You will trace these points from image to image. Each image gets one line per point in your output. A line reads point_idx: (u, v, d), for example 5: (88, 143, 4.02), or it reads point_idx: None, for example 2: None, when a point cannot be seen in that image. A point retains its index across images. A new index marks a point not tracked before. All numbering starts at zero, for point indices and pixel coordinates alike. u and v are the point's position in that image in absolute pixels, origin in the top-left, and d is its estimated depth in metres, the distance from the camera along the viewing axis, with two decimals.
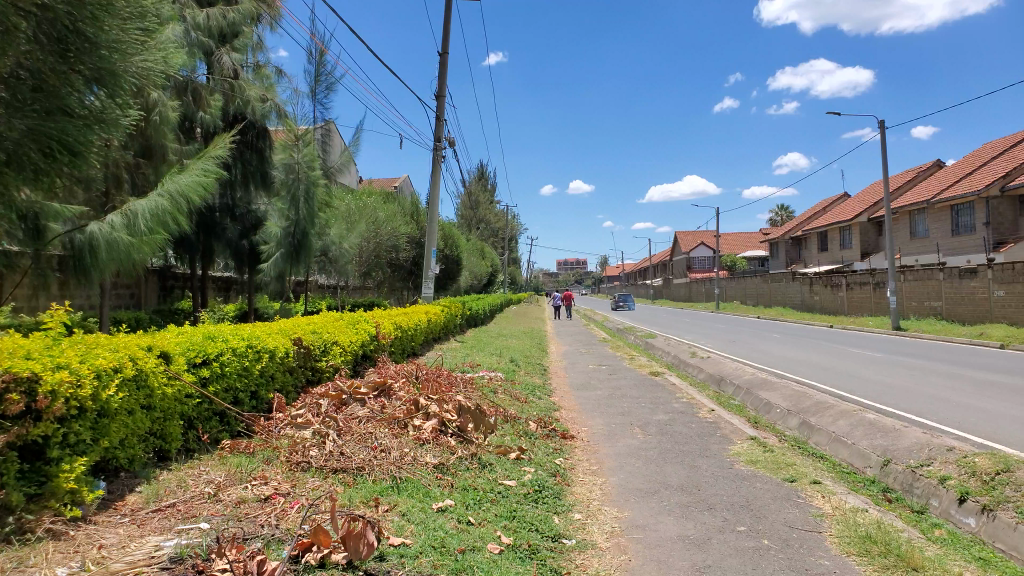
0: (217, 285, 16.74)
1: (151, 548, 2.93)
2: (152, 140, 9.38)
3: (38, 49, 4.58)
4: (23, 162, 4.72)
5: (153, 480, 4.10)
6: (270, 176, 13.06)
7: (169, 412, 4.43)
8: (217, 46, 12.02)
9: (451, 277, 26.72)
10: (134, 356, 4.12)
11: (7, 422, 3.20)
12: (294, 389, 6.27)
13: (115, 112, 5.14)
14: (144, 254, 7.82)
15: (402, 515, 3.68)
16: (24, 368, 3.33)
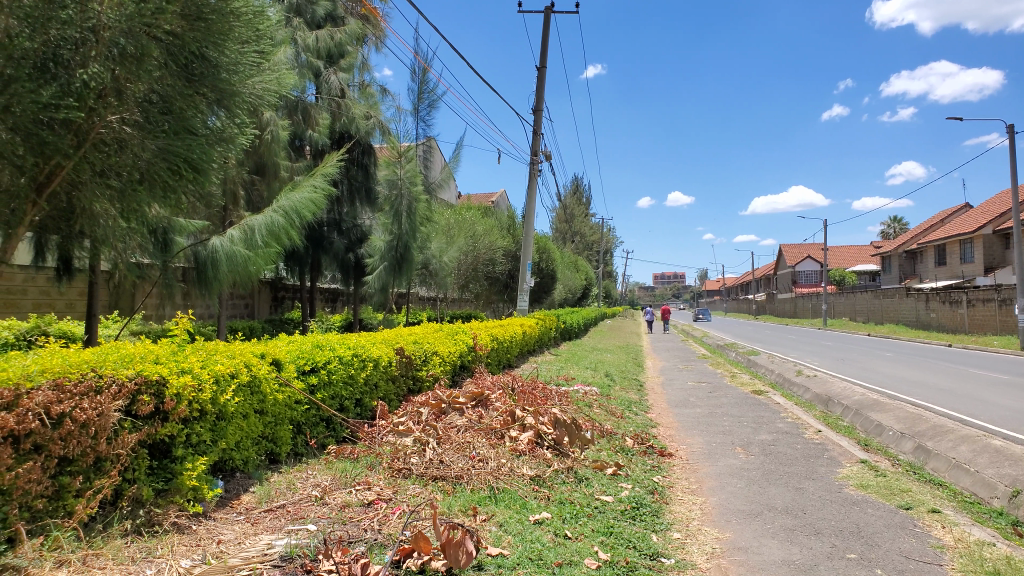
0: (324, 296, 17.45)
1: (264, 546, 3.06)
2: (265, 158, 9.89)
3: (169, 79, 5.30)
4: (154, 181, 5.62)
5: (265, 481, 4.31)
6: (374, 191, 13.51)
7: (279, 417, 4.64)
8: (325, 66, 12.59)
9: (546, 290, 26.79)
10: (249, 363, 4.35)
11: (139, 422, 3.44)
12: (396, 397, 6.44)
13: (232, 130, 5.94)
14: (259, 266, 8.25)
15: (500, 526, 3.70)
16: (154, 372, 3.55)
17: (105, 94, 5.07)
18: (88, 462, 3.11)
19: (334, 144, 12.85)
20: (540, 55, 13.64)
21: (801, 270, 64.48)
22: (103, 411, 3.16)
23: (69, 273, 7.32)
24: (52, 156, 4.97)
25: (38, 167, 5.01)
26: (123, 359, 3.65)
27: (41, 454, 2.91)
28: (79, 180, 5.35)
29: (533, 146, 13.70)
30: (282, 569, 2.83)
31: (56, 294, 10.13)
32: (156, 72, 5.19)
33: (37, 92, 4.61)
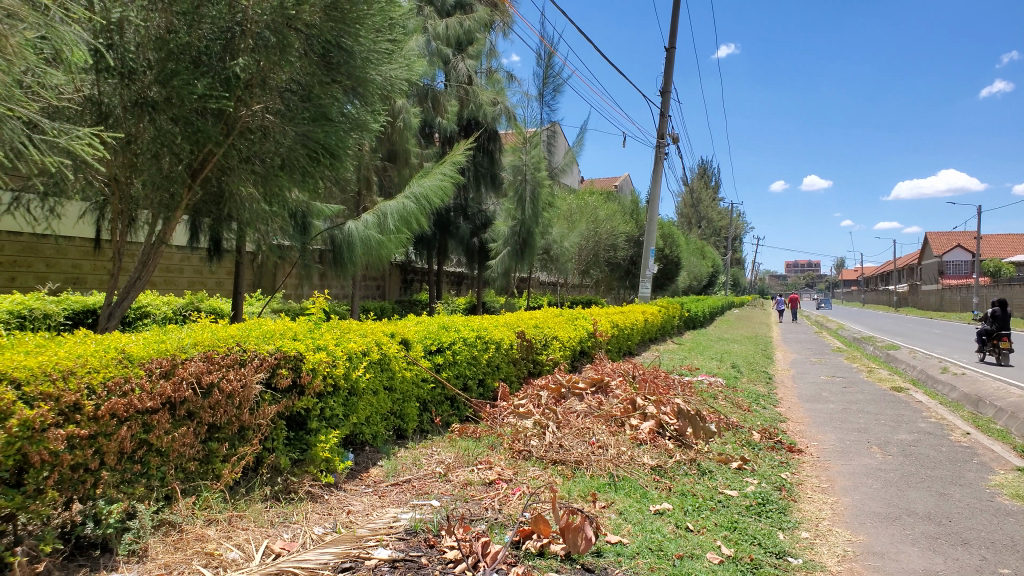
0: (449, 279, 17.90)
1: (390, 519, 3.16)
2: (396, 145, 10.21)
3: (308, 67, 5.62)
4: (294, 166, 5.99)
5: (392, 455, 4.47)
6: (499, 177, 13.68)
7: (407, 395, 4.80)
8: (455, 54, 12.81)
9: (670, 277, 26.22)
10: (379, 342, 4.52)
11: (278, 394, 3.66)
12: (517, 379, 6.51)
13: (366, 117, 6.14)
14: (390, 249, 8.53)
15: (620, 514, 3.67)
16: (293, 348, 3.74)
17: (251, 84, 5.51)
18: (233, 430, 3.34)
19: (460, 130, 13.07)
20: (669, 35, 13.26)
21: (950, 261, 59.74)
22: (246, 382, 3.37)
23: (220, 254, 7.88)
24: (204, 144, 5.49)
25: (193, 154, 5.56)
26: (265, 335, 3.87)
27: (193, 420, 3.15)
28: (228, 166, 5.82)
29: (660, 129, 13.37)
30: (407, 542, 2.91)
31: (209, 273, 10.96)
32: (296, 61, 5.52)
33: (192, 83, 5.13)
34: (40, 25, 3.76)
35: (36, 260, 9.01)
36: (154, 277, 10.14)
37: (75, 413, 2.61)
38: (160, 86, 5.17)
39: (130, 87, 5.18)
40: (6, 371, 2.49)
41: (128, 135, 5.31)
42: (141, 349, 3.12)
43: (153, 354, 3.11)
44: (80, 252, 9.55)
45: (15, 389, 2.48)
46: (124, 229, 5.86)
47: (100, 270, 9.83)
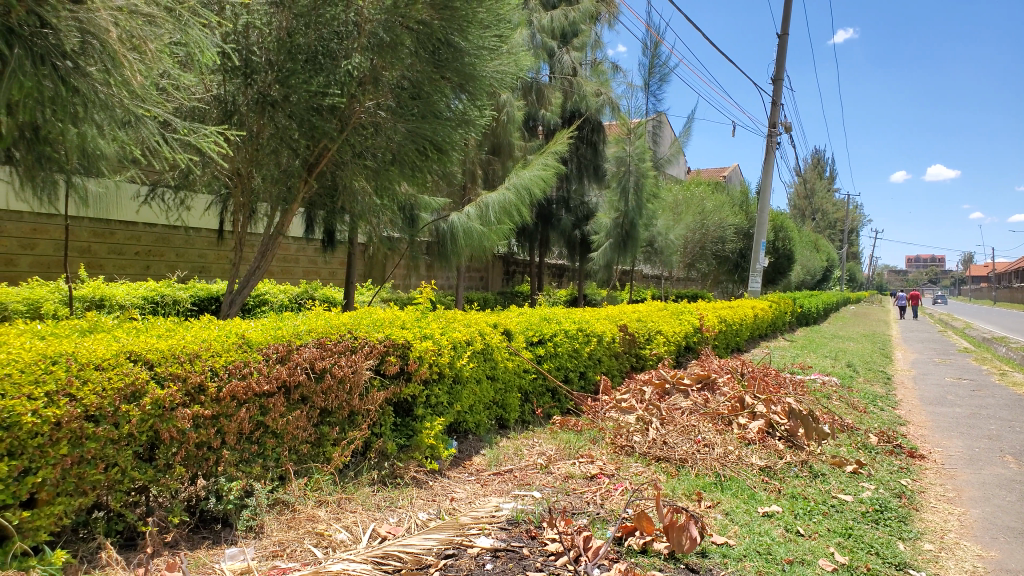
0: (552, 270, 17.92)
1: (493, 508, 3.17)
2: (501, 138, 10.29)
3: (418, 65, 5.70)
4: (404, 160, 6.13)
5: (494, 444, 4.51)
6: (603, 168, 13.55)
7: (509, 385, 4.83)
8: (560, 46, 12.78)
9: (781, 271, 25.22)
10: (483, 333, 4.57)
11: (387, 380, 3.76)
12: (619, 373, 6.43)
13: (473, 111, 6.20)
14: (493, 241, 8.59)
15: (726, 514, 3.56)
16: (401, 337, 3.84)
17: (364, 82, 5.71)
18: (343, 415, 3.47)
19: (564, 122, 13.02)
20: (784, 20, 12.71)
21: None
22: (357, 368, 3.48)
23: (332, 245, 8.19)
24: (321, 139, 5.71)
25: (310, 149, 5.80)
26: (375, 323, 3.98)
27: (306, 404, 3.28)
28: (342, 161, 6.03)
29: (772, 118, 12.84)
30: (509, 532, 2.93)
31: (322, 263, 11.42)
32: (407, 58, 5.63)
33: (309, 81, 5.43)
34: (174, 29, 3.99)
35: (167, 250, 9.65)
36: (272, 267, 10.66)
37: (200, 394, 2.79)
38: (280, 85, 5.49)
39: (252, 85, 5.58)
40: (141, 353, 2.68)
41: (251, 131, 5.67)
42: (260, 335, 3.27)
43: (271, 340, 3.26)
44: (206, 242, 10.13)
45: (148, 369, 2.66)
46: (245, 221, 6.17)
47: (223, 260, 10.42)
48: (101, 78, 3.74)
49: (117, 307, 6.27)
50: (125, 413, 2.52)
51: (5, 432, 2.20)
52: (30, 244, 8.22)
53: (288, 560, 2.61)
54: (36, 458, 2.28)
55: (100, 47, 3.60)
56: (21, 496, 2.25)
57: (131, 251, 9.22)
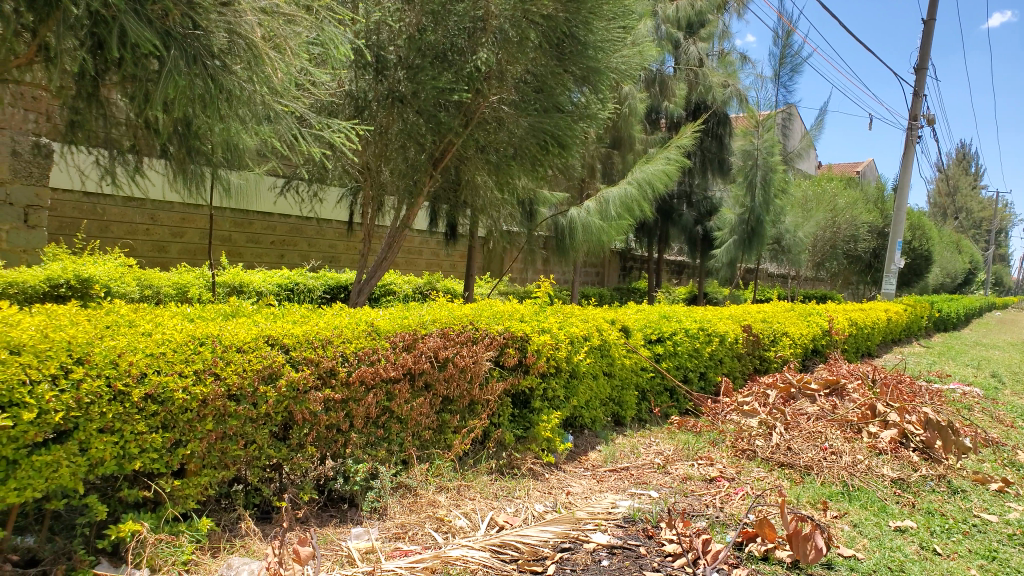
0: (671, 267, 17.57)
1: (609, 505, 3.13)
2: (622, 131, 10.19)
3: (541, 59, 5.72)
4: (525, 154, 6.19)
5: (611, 441, 4.47)
6: (728, 162, 13.12)
7: (626, 382, 4.78)
8: (686, 37, 12.49)
9: (919, 273, 23.56)
10: (601, 328, 4.54)
11: (505, 372, 3.81)
12: (741, 375, 6.22)
13: (595, 105, 6.17)
14: (612, 236, 8.49)
15: (854, 526, 3.37)
16: (520, 329, 3.86)
17: (489, 77, 5.79)
18: (463, 404, 3.54)
19: (688, 115, 12.73)
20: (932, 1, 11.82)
21: None
22: (477, 359, 3.54)
23: (454, 238, 8.39)
24: (446, 134, 5.90)
25: (436, 144, 5.98)
26: (495, 315, 4.03)
27: (429, 392, 3.37)
28: (466, 155, 6.20)
29: (914, 108, 12.01)
30: (625, 530, 2.89)
31: (444, 256, 11.70)
32: (532, 53, 5.67)
33: (437, 79, 5.61)
34: (312, 27, 4.17)
35: (300, 240, 10.18)
36: (397, 258, 11.04)
37: (331, 377, 2.92)
38: (409, 82, 5.74)
39: (383, 81, 5.86)
40: (278, 337, 2.83)
41: (380, 126, 5.97)
42: (387, 323, 3.38)
43: (398, 328, 3.36)
44: (336, 234, 10.62)
45: (284, 353, 2.81)
46: (373, 213, 6.41)
47: (352, 251, 10.87)
48: (246, 76, 3.97)
49: (255, 293, 6.67)
50: (263, 394, 2.68)
51: (159, 406, 2.40)
52: (180, 233, 8.88)
53: (409, 542, 2.69)
54: (186, 432, 2.47)
55: (245, 47, 3.84)
56: (173, 466, 2.45)
57: (269, 240, 9.81)
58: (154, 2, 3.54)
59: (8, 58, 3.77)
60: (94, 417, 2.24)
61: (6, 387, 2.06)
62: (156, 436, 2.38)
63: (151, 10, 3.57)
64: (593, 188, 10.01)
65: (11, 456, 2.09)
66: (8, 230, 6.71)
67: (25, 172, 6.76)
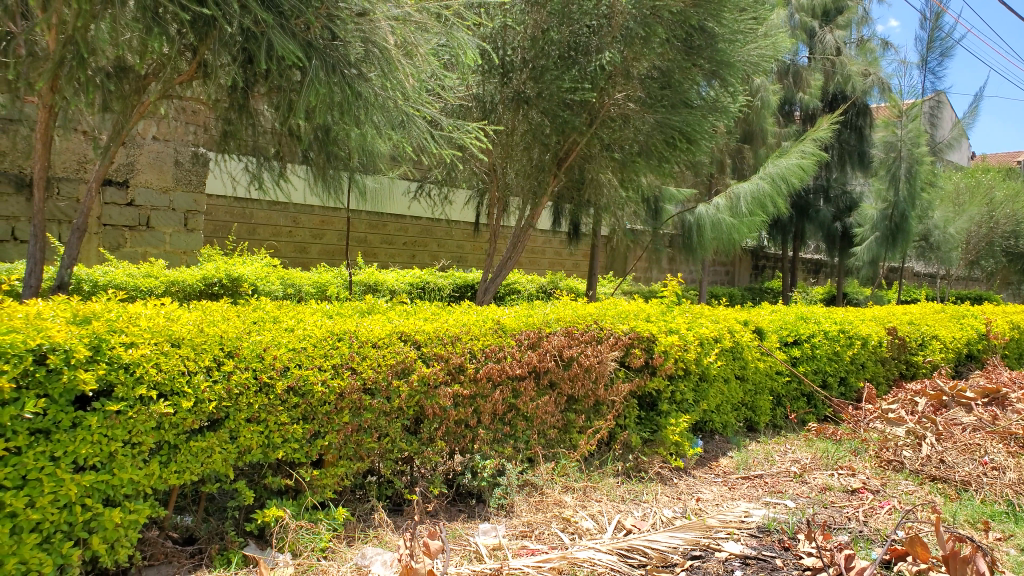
0: (806, 266, 16.73)
1: (742, 513, 3.00)
2: (753, 125, 9.83)
3: (669, 54, 5.63)
4: (651, 152, 6.07)
5: (743, 448, 4.30)
6: (869, 155, 12.26)
7: (760, 386, 4.58)
8: (822, 25, 11.89)
9: None
10: (732, 329, 4.37)
11: (632, 372, 3.74)
12: (886, 381, 5.82)
13: (725, 99, 6.01)
14: (744, 234, 8.17)
15: (1022, 551, 3.06)
16: (646, 329, 3.78)
17: (615, 74, 5.74)
18: (589, 404, 3.50)
19: (825, 106, 12.09)
20: None
21: None
22: (602, 358, 3.49)
23: (578, 237, 8.37)
24: (571, 134, 5.89)
25: (561, 144, 5.99)
26: (620, 315, 3.96)
27: (554, 390, 3.36)
28: (591, 154, 6.16)
29: None
30: (760, 540, 2.76)
31: (567, 255, 11.69)
32: (659, 48, 5.57)
33: (562, 78, 5.63)
34: (442, 33, 4.29)
35: (430, 241, 10.48)
36: (521, 257, 11.16)
37: (460, 373, 2.97)
38: (534, 82, 5.75)
39: (509, 84, 5.88)
40: (411, 334, 2.91)
41: (507, 128, 6.00)
42: (513, 321, 3.40)
43: (523, 326, 3.37)
44: (463, 234, 10.85)
45: (416, 349, 2.89)
46: (499, 213, 6.49)
47: (479, 251, 11.06)
48: (380, 83, 4.11)
49: (389, 292, 6.92)
50: (396, 388, 2.76)
51: (300, 399, 2.52)
52: (319, 234, 9.34)
53: (536, 541, 2.70)
54: (324, 424, 2.59)
55: (379, 54, 3.99)
56: (312, 456, 2.58)
57: (400, 241, 10.16)
58: (298, 17, 3.80)
59: (172, 75, 4.13)
60: (243, 408, 2.40)
61: (168, 376, 2.26)
62: (297, 427, 2.51)
63: (295, 25, 3.82)
64: (722, 185, 9.71)
65: (172, 441, 2.28)
66: (171, 234, 7.31)
67: (186, 180, 7.32)
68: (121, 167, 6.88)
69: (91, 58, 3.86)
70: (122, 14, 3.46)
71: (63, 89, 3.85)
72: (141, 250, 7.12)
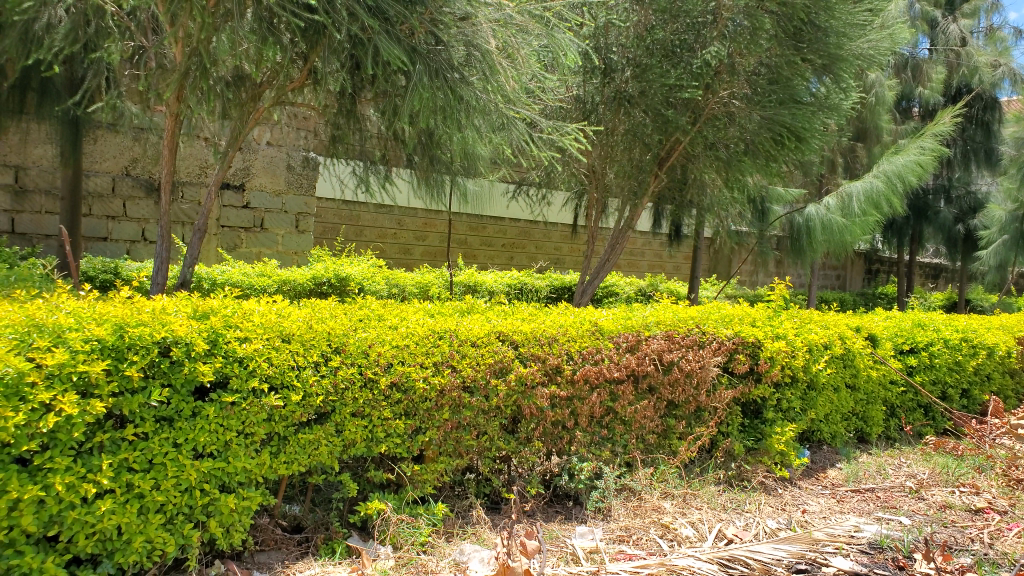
0: (926, 271, 15.77)
1: (853, 528, 2.84)
2: (867, 122, 9.37)
3: (777, 49, 5.46)
4: (757, 151, 5.89)
5: (853, 460, 4.10)
6: (998, 152, 11.43)
7: (873, 396, 4.36)
8: (945, 15, 11.20)
9: None
10: (843, 335, 4.16)
11: (735, 379, 3.63)
12: (1015, 394, 5.40)
13: (837, 96, 5.78)
14: (857, 235, 7.77)
15: None
16: (751, 334, 3.65)
17: (720, 71, 5.60)
18: (690, 409, 3.42)
19: (948, 101, 11.37)
20: None
21: None
22: (704, 364, 3.39)
23: (680, 239, 8.21)
24: (673, 133, 5.79)
25: (662, 143, 5.90)
26: (724, 318, 3.84)
27: (653, 395, 3.30)
28: (694, 153, 6.03)
29: None
30: (872, 557, 2.61)
31: (668, 257, 11.49)
32: (766, 44, 5.42)
33: (665, 76, 5.55)
34: (543, 35, 4.32)
35: (528, 243, 10.53)
36: (619, 260, 11.06)
37: (557, 375, 2.97)
38: (636, 81, 5.70)
39: (610, 83, 5.87)
40: (508, 333, 2.93)
41: (607, 128, 6.01)
42: (611, 323, 3.36)
43: (621, 328, 3.32)
44: (561, 236, 10.85)
45: (513, 348, 2.91)
46: (597, 215, 6.45)
47: (577, 253, 11.03)
48: (482, 86, 4.17)
49: (487, 292, 7.01)
50: (494, 387, 2.78)
51: (402, 394, 2.59)
52: (422, 236, 9.57)
53: (633, 546, 2.66)
54: (425, 420, 2.65)
55: (481, 57, 4.08)
56: (413, 451, 2.64)
57: (499, 243, 10.27)
58: (403, 23, 3.92)
59: (285, 82, 4.32)
60: (348, 402, 2.48)
61: (279, 370, 2.36)
62: (399, 422, 2.58)
63: (400, 31, 3.95)
64: (833, 184, 9.31)
65: (283, 433, 2.38)
66: (283, 235, 7.67)
67: (297, 183, 7.67)
68: (239, 171, 7.28)
69: (214, 69, 4.12)
70: (241, 26, 3.66)
71: (188, 98, 4.10)
72: (256, 250, 7.50)
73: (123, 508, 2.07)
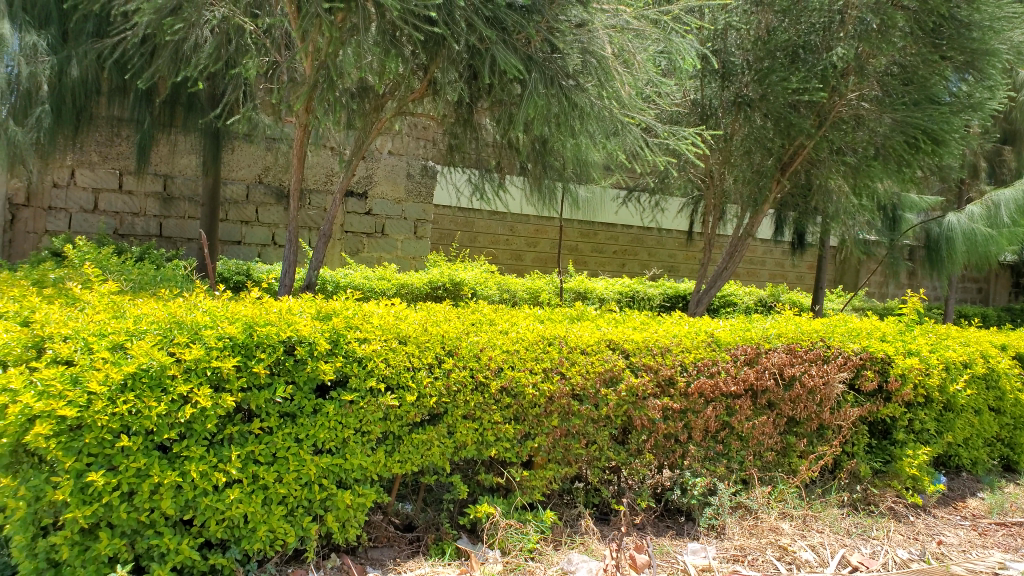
0: None
1: (996, 564, 2.61)
2: (1016, 122, 8.66)
3: (913, 47, 5.18)
4: (889, 156, 5.56)
5: (998, 490, 3.77)
6: None
7: (1020, 420, 4.00)
8: None
9: None
10: (986, 353, 3.83)
11: (862, 397, 3.42)
12: None
13: (981, 94, 5.36)
14: (1004, 247, 7.17)
15: None
16: (881, 349, 3.40)
17: (848, 72, 5.35)
18: (812, 427, 3.25)
19: None
20: None
21: None
22: (829, 380, 3.22)
23: (804, 248, 7.85)
24: (796, 137, 5.54)
25: (785, 148, 5.66)
26: (850, 332, 3.62)
27: (772, 411, 3.16)
28: (818, 158, 5.75)
29: None
30: None
31: (790, 266, 11.04)
32: (900, 42, 5.16)
33: (788, 79, 5.35)
34: (660, 40, 4.26)
35: (641, 250, 10.38)
36: (738, 268, 10.72)
37: (669, 386, 2.88)
38: (756, 84, 5.52)
39: (729, 87, 5.72)
40: (619, 342, 2.87)
41: (726, 133, 5.84)
42: (728, 333, 3.22)
43: (740, 340, 3.16)
44: (676, 243, 10.64)
45: (624, 357, 2.84)
46: (715, 222, 6.28)
47: (692, 261, 10.79)
48: (597, 92, 4.15)
49: (599, 299, 6.96)
50: (605, 396, 2.74)
51: (512, 399, 2.60)
52: (534, 243, 9.63)
53: (749, 567, 2.55)
54: (534, 426, 2.65)
55: (597, 64, 4.07)
56: (522, 457, 2.64)
57: (612, 250, 10.19)
58: (520, 33, 3.98)
59: (406, 93, 4.46)
60: (460, 404, 2.51)
61: (395, 370, 2.42)
62: (509, 427, 2.59)
63: (517, 40, 4.00)
64: (975, 190, 8.65)
65: (397, 432, 2.44)
66: (402, 241, 7.90)
67: (416, 191, 7.90)
68: (361, 179, 7.58)
69: (340, 82, 4.31)
70: (365, 40, 3.81)
71: (315, 109, 4.30)
72: (376, 255, 7.77)
73: (249, 498, 2.18)
